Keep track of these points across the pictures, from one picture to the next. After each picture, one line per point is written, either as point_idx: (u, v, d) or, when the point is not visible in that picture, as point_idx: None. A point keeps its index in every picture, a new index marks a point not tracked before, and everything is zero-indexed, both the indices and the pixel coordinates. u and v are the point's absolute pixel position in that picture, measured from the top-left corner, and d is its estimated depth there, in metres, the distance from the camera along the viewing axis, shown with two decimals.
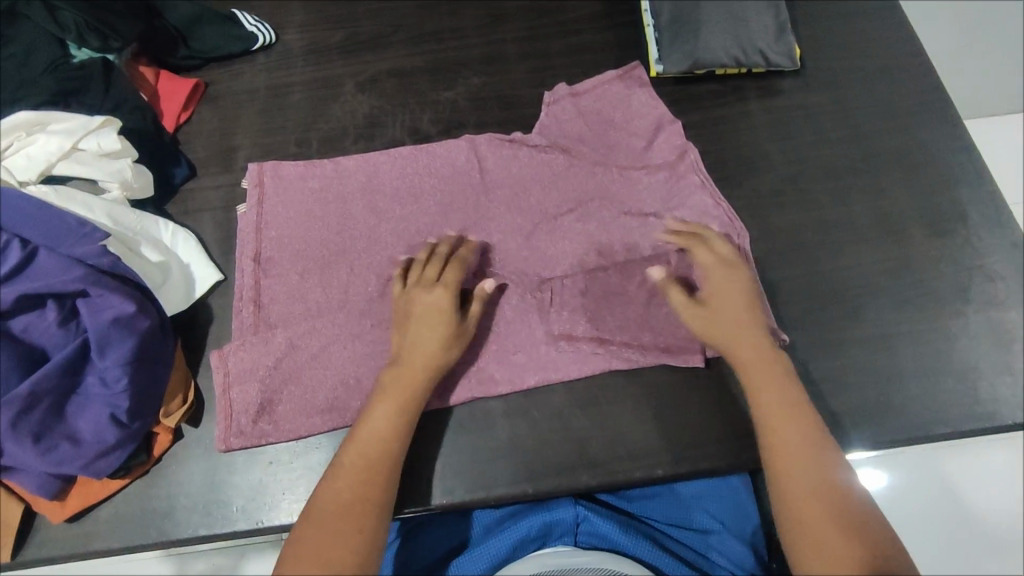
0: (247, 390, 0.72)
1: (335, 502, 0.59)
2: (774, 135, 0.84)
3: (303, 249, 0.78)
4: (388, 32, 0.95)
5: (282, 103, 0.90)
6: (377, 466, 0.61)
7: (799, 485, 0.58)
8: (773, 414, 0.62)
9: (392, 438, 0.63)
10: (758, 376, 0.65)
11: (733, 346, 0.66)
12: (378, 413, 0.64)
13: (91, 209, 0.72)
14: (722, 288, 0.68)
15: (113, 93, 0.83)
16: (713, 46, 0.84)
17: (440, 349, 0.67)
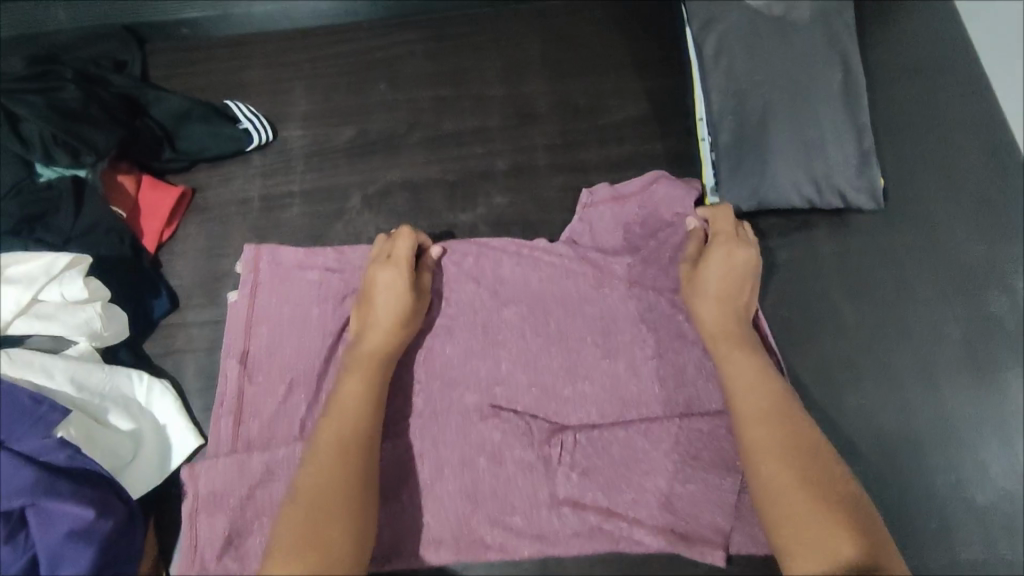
0: (213, 518, 0.63)
1: (311, 489, 0.54)
2: (848, 288, 0.73)
3: (296, 353, 0.69)
4: (403, 131, 0.83)
5: (278, 218, 0.80)
6: (352, 447, 0.57)
7: (775, 460, 0.54)
8: (746, 387, 0.59)
9: (367, 422, 0.59)
10: (736, 353, 0.62)
11: (719, 311, 0.64)
12: (347, 390, 0.60)
13: (51, 374, 0.62)
14: (732, 266, 0.65)
15: (86, 213, 0.72)
16: (782, 184, 0.71)
17: (395, 329, 0.64)
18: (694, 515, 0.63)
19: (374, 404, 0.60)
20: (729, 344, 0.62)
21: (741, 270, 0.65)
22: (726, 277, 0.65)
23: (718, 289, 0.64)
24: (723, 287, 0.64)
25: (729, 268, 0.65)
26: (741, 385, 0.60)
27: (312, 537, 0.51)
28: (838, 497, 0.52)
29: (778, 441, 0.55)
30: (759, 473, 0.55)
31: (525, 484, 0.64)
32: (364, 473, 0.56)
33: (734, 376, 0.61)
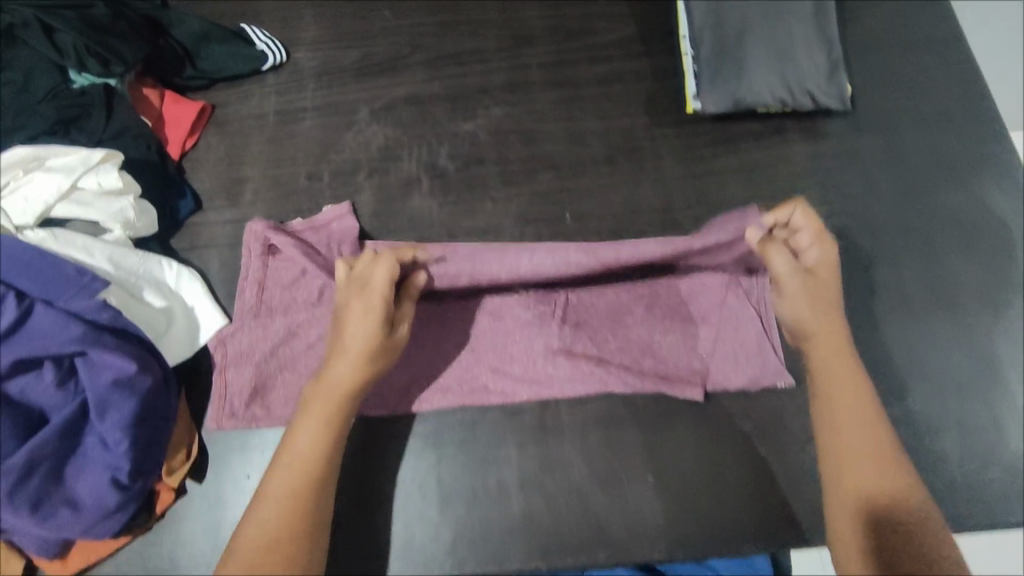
0: (242, 369, 0.72)
1: (261, 538, 0.55)
2: (818, 185, 0.78)
3: (320, 254, 0.76)
4: (406, 53, 0.89)
5: (292, 130, 0.86)
6: (305, 494, 0.58)
7: (855, 464, 0.57)
8: (838, 375, 0.61)
9: (322, 465, 0.59)
10: (834, 348, 0.62)
11: (821, 329, 0.63)
12: (307, 433, 0.59)
13: (91, 252, 0.69)
14: (822, 271, 0.63)
15: (116, 118, 0.77)
16: (756, 86, 0.77)
17: (362, 367, 0.61)
18: (674, 362, 0.70)
19: (328, 462, 0.60)
20: (823, 337, 0.62)
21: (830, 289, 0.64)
22: (817, 291, 0.63)
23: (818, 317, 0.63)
24: (808, 299, 0.63)
25: (823, 292, 0.63)
26: (831, 372, 0.61)
27: None
28: (902, 495, 0.55)
29: (862, 441, 0.58)
30: (832, 480, 0.58)
31: (522, 339, 0.71)
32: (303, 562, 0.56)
33: (813, 355, 0.63)
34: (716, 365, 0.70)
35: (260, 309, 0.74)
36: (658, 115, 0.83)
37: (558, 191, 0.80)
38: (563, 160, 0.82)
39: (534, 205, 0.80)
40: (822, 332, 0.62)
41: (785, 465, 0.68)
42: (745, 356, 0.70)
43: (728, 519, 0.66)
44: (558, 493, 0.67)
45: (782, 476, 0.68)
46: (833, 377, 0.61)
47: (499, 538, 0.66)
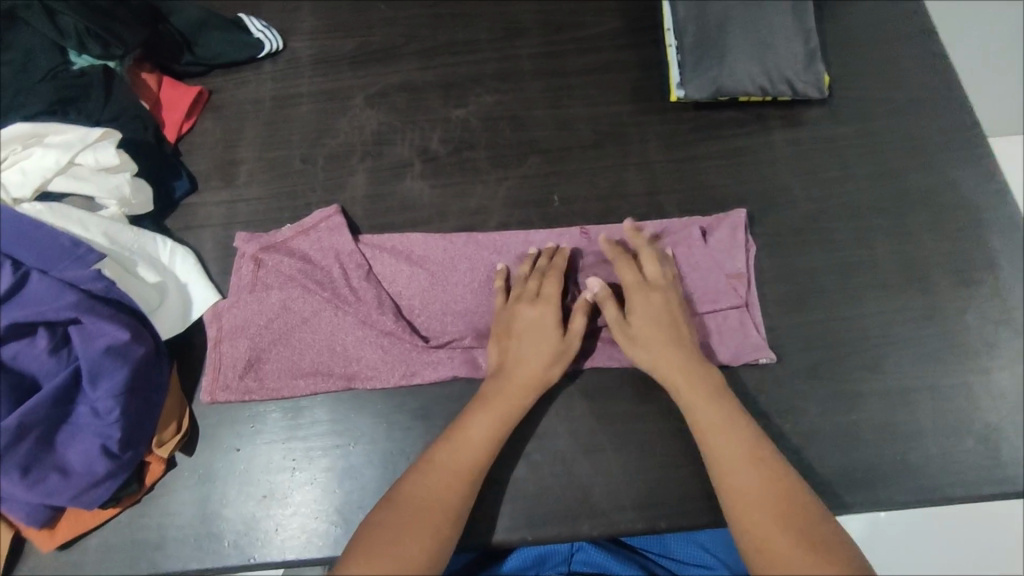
0: (237, 343, 0.73)
1: (424, 497, 0.58)
2: (798, 170, 0.81)
3: (316, 256, 0.76)
4: (400, 42, 0.91)
5: (287, 114, 0.88)
6: (466, 469, 0.60)
7: (759, 509, 0.56)
8: (718, 432, 0.61)
9: (484, 455, 0.62)
10: (698, 397, 0.63)
11: (664, 354, 0.66)
12: (480, 417, 0.63)
13: (87, 227, 0.70)
14: (642, 301, 0.68)
15: (113, 101, 0.79)
16: (738, 73, 0.80)
17: (535, 368, 0.66)
18: None
19: (495, 446, 0.63)
20: (681, 378, 0.64)
21: (655, 303, 0.68)
22: (649, 326, 0.67)
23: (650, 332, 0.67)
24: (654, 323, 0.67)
25: (644, 307, 0.68)
26: (699, 407, 0.63)
27: (407, 532, 0.55)
28: (820, 541, 0.53)
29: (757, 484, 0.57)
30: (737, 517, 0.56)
31: None
32: (443, 537, 0.56)
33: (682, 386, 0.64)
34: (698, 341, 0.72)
35: (255, 284, 0.75)
36: (643, 103, 0.86)
37: (546, 175, 0.83)
38: (552, 145, 0.84)
39: (524, 188, 0.82)
40: (672, 375, 0.65)
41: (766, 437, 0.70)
42: (725, 330, 0.72)
43: (711, 490, 0.68)
44: (544, 464, 0.68)
45: None
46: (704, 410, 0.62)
47: (486, 508, 0.67)
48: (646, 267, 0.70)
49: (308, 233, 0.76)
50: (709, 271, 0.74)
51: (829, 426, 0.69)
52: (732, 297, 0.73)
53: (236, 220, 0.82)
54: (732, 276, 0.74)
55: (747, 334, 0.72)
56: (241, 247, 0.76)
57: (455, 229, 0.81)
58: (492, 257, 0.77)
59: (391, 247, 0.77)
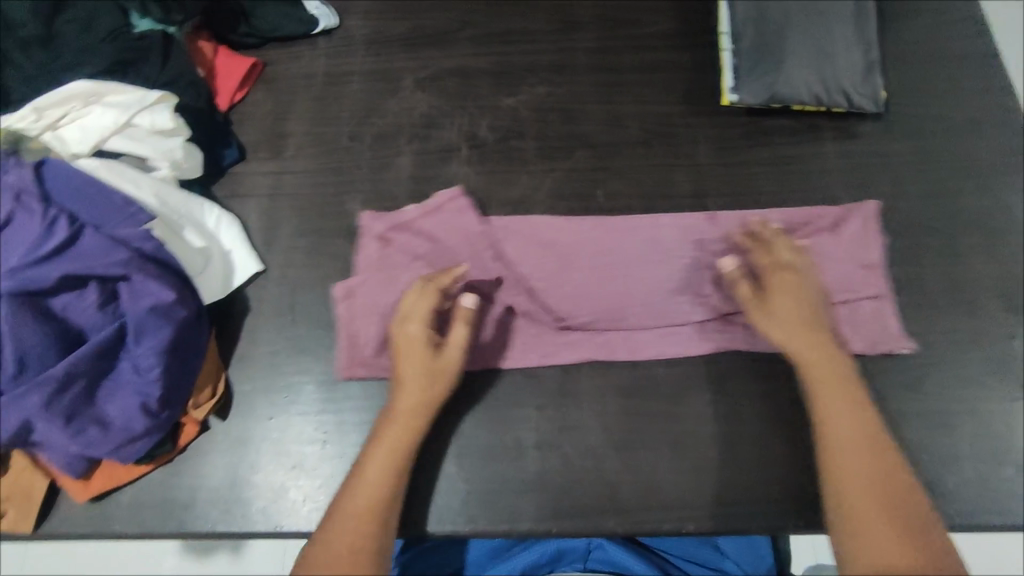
0: (374, 323, 0.73)
1: (335, 556, 0.57)
2: (849, 183, 0.80)
3: (444, 237, 0.76)
4: (454, 28, 0.91)
5: (339, 91, 0.88)
6: (368, 515, 0.59)
7: (859, 493, 0.58)
8: (844, 420, 0.61)
9: (387, 495, 0.61)
10: (831, 380, 0.64)
11: (797, 342, 0.65)
12: (373, 460, 0.62)
13: (139, 187, 0.71)
14: (783, 283, 0.67)
15: (171, 66, 0.80)
16: (795, 81, 0.80)
17: (420, 394, 0.65)
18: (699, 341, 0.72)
19: (396, 484, 0.62)
20: (809, 355, 0.65)
21: (804, 287, 0.67)
22: (789, 303, 0.66)
23: (785, 317, 0.66)
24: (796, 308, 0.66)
25: (790, 289, 0.67)
26: (834, 388, 0.63)
27: None
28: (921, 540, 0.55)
29: (868, 476, 0.58)
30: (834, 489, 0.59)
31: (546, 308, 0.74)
32: None
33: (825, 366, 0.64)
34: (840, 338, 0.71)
35: (379, 267, 0.76)
36: (695, 105, 0.86)
37: (593, 169, 0.83)
38: (600, 140, 0.84)
39: (570, 181, 0.82)
40: (802, 351, 0.65)
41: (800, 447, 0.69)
42: (839, 325, 0.72)
43: (741, 497, 0.67)
44: (574, 456, 0.68)
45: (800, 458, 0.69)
46: (832, 390, 0.63)
47: (513, 495, 0.67)
48: (782, 253, 0.69)
49: (434, 213, 0.77)
50: (844, 265, 0.74)
51: None
52: (866, 287, 0.73)
53: (281, 192, 0.82)
54: (865, 266, 0.74)
55: (878, 332, 0.72)
56: (366, 225, 0.78)
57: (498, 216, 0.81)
58: (534, 246, 0.77)
59: (436, 229, 0.77)
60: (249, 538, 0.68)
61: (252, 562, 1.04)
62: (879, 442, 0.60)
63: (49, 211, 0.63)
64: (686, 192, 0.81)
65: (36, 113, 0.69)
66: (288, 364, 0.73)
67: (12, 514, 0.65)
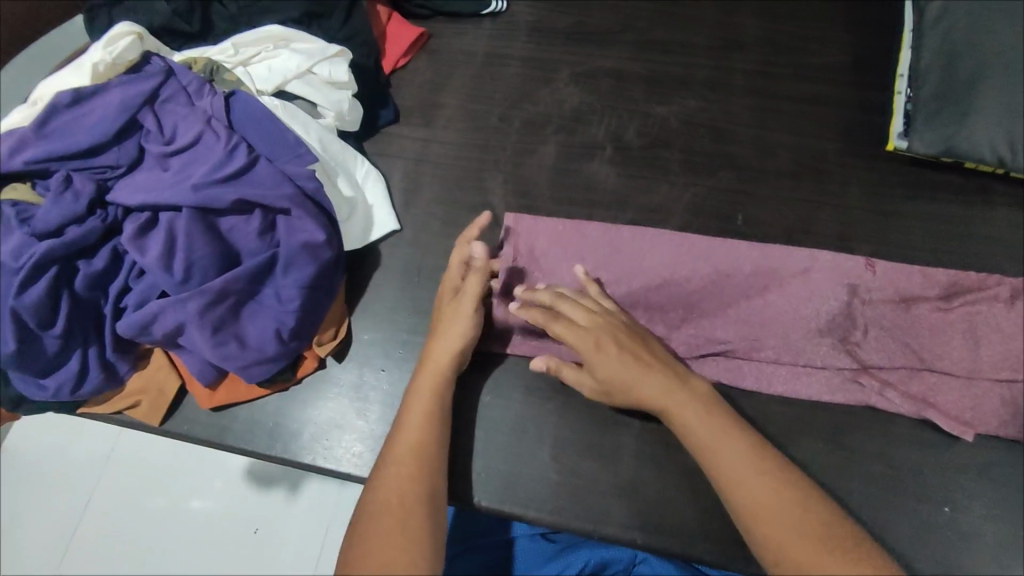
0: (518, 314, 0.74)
1: (382, 500, 0.57)
2: (1013, 256, 0.75)
3: (588, 230, 0.78)
4: (617, 29, 0.91)
5: (495, 72, 0.90)
6: (411, 459, 0.60)
7: (758, 499, 0.54)
8: (704, 432, 0.59)
9: (427, 441, 0.62)
10: (649, 384, 0.63)
11: (602, 350, 0.64)
12: (411, 409, 0.64)
13: (308, 131, 0.75)
14: (576, 305, 0.67)
15: (350, 24, 0.84)
16: (977, 137, 0.75)
17: (445, 336, 0.68)
18: (821, 388, 0.70)
19: (436, 434, 0.62)
20: (619, 363, 0.63)
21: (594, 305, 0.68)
22: (586, 318, 0.66)
23: (579, 332, 0.65)
24: (575, 307, 0.67)
25: (580, 311, 0.67)
26: (647, 396, 0.62)
27: (377, 542, 0.53)
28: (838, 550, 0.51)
29: (762, 483, 0.55)
30: (731, 497, 0.56)
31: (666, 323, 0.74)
32: (414, 531, 0.54)
33: (620, 377, 0.63)
34: (981, 411, 0.68)
35: (524, 258, 0.77)
36: (855, 145, 0.82)
37: (735, 192, 0.81)
38: (748, 164, 0.82)
39: (709, 199, 0.81)
40: (614, 361, 0.64)
41: (910, 519, 0.66)
42: (996, 403, 0.68)
43: None
44: (671, 473, 0.67)
45: (910, 531, 0.65)
46: (652, 389, 0.62)
47: (603, 498, 0.67)
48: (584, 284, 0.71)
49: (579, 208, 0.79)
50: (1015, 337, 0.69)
51: (978, 529, 0.65)
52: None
53: (426, 159, 0.85)
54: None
55: None
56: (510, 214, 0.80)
57: (631, 221, 0.80)
58: (663, 257, 0.76)
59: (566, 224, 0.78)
60: (342, 477, 0.71)
61: (303, 508, 1.07)
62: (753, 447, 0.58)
63: (233, 138, 0.68)
64: (832, 232, 0.78)
65: (235, 49, 0.76)
66: (406, 323, 0.76)
67: (144, 406, 0.70)
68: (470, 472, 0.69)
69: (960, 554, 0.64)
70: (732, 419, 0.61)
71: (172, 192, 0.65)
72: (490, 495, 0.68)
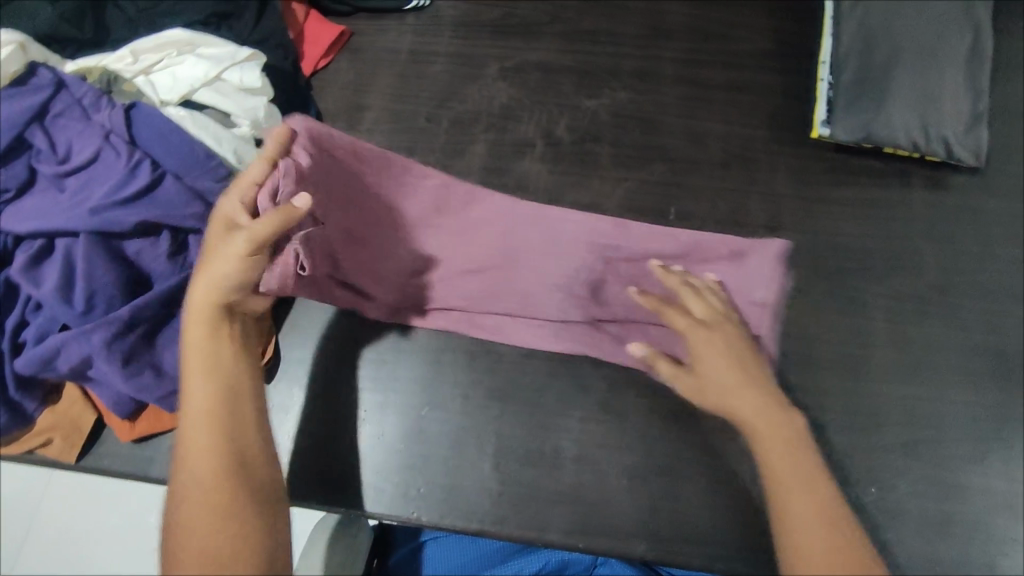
0: (384, 284, 0.73)
1: (189, 492, 0.52)
2: (934, 237, 0.77)
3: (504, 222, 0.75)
4: (545, 20, 0.89)
5: (422, 71, 0.87)
6: (202, 435, 0.54)
7: (818, 543, 0.53)
8: (787, 467, 0.57)
9: (216, 404, 0.55)
10: (745, 396, 0.61)
11: (710, 361, 0.63)
12: (189, 379, 0.56)
13: (220, 142, 0.68)
14: (704, 309, 0.66)
15: (263, 26, 0.80)
16: (894, 122, 0.77)
17: (207, 274, 0.57)
18: None
19: (224, 393, 0.56)
20: (731, 371, 0.62)
21: (715, 313, 0.66)
22: (711, 329, 0.65)
23: (703, 342, 0.64)
24: (692, 322, 0.65)
25: (705, 317, 0.66)
26: (740, 409, 0.61)
27: (197, 534, 0.50)
28: None
29: (821, 530, 0.53)
30: (787, 536, 0.54)
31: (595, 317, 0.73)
32: (233, 511, 0.51)
33: (715, 378, 0.62)
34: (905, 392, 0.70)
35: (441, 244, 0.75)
36: (782, 132, 0.83)
37: (667, 184, 0.81)
38: (678, 155, 0.82)
39: (643, 193, 0.80)
40: (723, 369, 0.62)
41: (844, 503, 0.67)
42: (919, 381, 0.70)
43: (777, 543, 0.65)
44: (611, 474, 0.67)
45: None
46: (751, 407, 0.60)
47: (545, 504, 0.66)
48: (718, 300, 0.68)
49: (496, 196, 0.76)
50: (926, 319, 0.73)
51: (910, 508, 0.67)
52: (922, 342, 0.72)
53: None
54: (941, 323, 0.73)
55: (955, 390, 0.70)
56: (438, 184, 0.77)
57: None
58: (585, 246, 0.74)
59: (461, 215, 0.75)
60: None
61: None
62: (824, 486, 0.56)
63: (134, 154, 0.64)
64: (762, 223, 0.78)
65: (134, 56, 0.72)
66: (337, 336, 0.74)
67: (58, 444, 0.66)
68: (410, 488, 0.67)
69: (892, 533, 0.66)
70: (815, 457, 0.58)
71: (68, 218, 0.61)
72: (429, 510, 0.67)
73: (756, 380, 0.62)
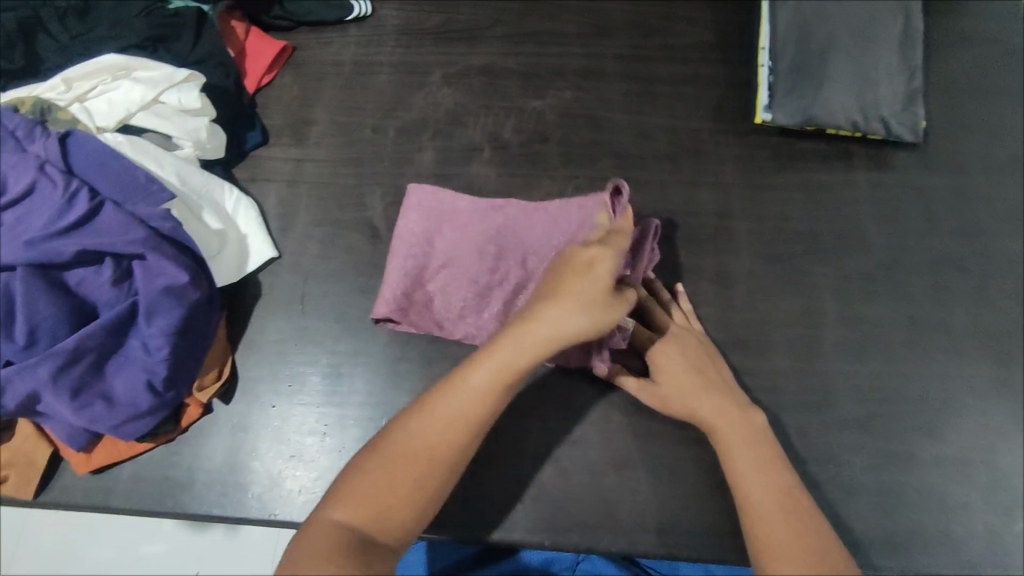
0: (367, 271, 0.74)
1: (405, 451, 0.55)
2: (878, 215, 0.79)
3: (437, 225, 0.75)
4: (487, 24, 0.90)
5: (366, 82, 0.87)
6: (468, 422, 0.56)
7: (778, 533, 0.55)
8: (747, 464, 0.60)
9: (489, 406, 0.57)
10: (705, 400, 0.64)
11: (673, 377, 0.66)
12: (479, 372, 0.57)
13: (161, 165, 0.71)
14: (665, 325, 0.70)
15: (202, 45, 0.79)
16: (832, 104, 0.78)
17: (569, 318, 0.58)
18: None
19: (490, 406, 0.57)
20: (695, 381, 0.65)
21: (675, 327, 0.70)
22: (674, 344, 0.68)
23: (668, 360, 0.67)
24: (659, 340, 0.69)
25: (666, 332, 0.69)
26: (699, 413, 0.64)
27: (386, 490, 0.53)
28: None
29: (782, 520, 0.56)
30: (749, 530, 0.57)
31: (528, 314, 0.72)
32: (426, 484, 0.54)
33: (681, 392, 0.65)
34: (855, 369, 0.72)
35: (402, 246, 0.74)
36: (727, 121, 0.84)
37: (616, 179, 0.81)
38: (625, 150, 0.83)
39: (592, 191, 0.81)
40: (686, 380, 0.65)
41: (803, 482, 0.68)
42: None
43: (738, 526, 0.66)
44: (573, 470, 0.68)
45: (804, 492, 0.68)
46: (710, 410, 0.63)
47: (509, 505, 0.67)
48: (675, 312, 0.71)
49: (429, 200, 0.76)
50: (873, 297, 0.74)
51: (867, 482, 0.68)
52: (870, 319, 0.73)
53: (301, 178, 0.82)
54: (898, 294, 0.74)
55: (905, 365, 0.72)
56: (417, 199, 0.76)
57: None
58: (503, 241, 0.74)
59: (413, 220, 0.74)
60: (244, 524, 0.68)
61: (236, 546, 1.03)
62: (782, 478, 0.59)
63: (70, 183, 0.63)
64: (710, 211, 0.79)
65: (66, 85, 0.71)
66: (293, 352, 0.74)
67: (13, 481, 0.65)
68: None
69: (851, 508, 0.68)
70: (777, 453, 0.61)
71: (6, 252, 0.60)
72: None
73: (717, 385, 0.65)
